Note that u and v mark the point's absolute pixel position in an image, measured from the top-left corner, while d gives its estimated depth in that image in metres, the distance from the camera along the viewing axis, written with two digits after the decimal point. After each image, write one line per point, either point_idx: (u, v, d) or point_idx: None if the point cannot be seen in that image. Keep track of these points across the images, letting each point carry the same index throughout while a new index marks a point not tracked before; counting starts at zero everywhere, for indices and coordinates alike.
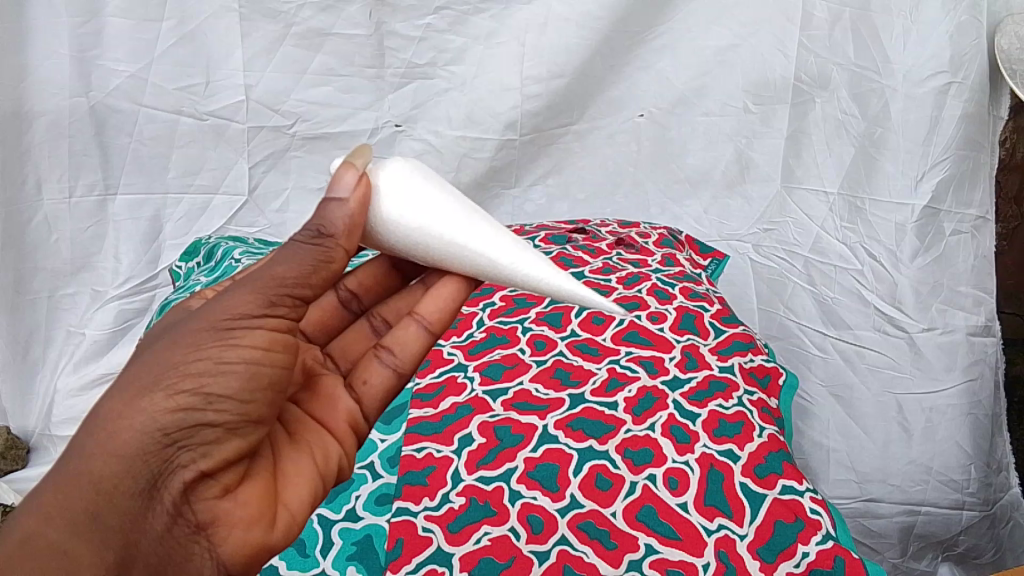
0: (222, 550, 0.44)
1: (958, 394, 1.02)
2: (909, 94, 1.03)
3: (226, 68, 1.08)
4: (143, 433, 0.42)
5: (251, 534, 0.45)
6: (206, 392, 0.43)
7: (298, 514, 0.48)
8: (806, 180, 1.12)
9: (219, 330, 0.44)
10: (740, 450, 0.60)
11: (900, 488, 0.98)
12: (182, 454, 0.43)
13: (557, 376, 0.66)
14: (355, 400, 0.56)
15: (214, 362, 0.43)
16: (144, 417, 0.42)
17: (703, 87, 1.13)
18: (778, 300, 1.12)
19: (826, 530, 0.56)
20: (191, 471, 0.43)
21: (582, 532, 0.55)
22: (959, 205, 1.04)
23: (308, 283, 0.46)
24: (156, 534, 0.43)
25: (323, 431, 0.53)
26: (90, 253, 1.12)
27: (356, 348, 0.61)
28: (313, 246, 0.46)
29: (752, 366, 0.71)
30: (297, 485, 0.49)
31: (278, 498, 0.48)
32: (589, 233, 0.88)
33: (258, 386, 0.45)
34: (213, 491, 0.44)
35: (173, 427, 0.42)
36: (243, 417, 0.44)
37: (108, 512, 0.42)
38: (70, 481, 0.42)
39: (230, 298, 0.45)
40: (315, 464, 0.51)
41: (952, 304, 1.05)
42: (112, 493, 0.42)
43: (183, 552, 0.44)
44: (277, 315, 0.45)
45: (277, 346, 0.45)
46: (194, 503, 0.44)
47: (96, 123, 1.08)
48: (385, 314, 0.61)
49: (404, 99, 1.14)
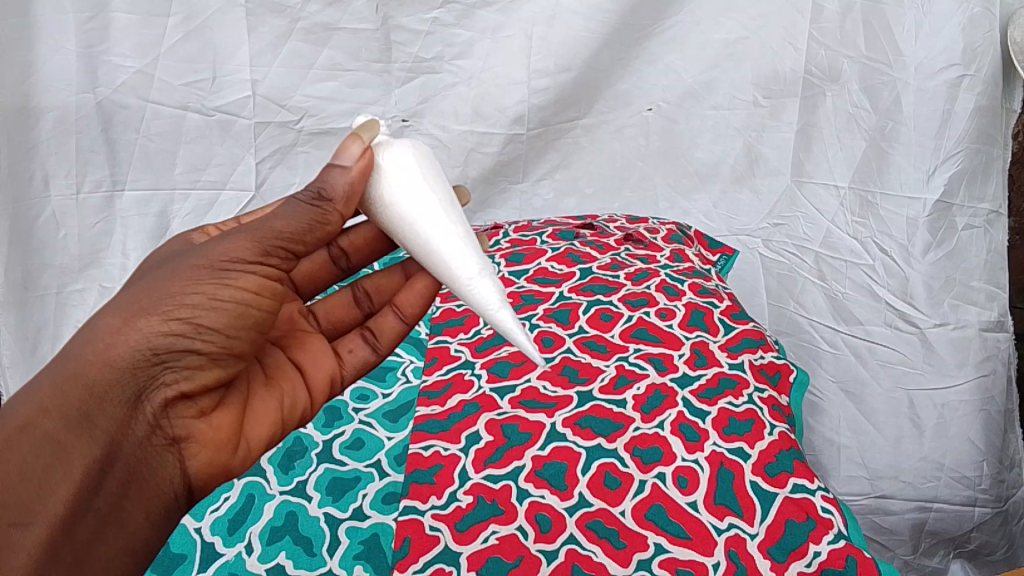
0: (191, 464, 0.46)
1: (970, 390, 1.01)
2: (921, 87, 1.01)
3: (233, 63, 1.08)
4: (136, 350, 0.41)
5: (218, 456, 0.48)
6: (198, 323, 0.42)
7: (256, 450, 0.50)
8: (817, 175, 1.11)
9: (216, 269, 0.43)
10: (751, 448, 0.60)
11: (912, 485, 1.00)
12: (167, 373, 0.43)
13: (566, 373, 0.65)
14: (338, 363, 0.57)
15: (208, 298, 0.42)
16: (139, 335, 0.41)
17: (712, 81, 1.12)
18: (788, 295, 1.13)
19: (838, 529, 0.56)
20: (173, 390, 0.44)
21: (590, 531, 0.55)
22: (972, 198, 1.02)
23: (303, 240, 0.44)
24: (138, 440, 0.44)
25: (300, 377, 0.55)
26: (97, 249, 1.11)
27: (338, 312, 0.59)
28: (311, 207, 0.44)
29: (763, 363, 0.70)
30: (260, 426, 0.51)
31: (243, 431, 0.50)
32: (597, 228, 0.87)
33: (243, 325, 0.44)
34: (190, 411, 0.46)
35: (164, 348, 0.42)
36: (227, 350, 0.45)
37: (99, 414, 0.42)
38: (67, 378, 0.41)
39: (230, 239, 0.44)
40: (281, 408, 0.53)
41: (964, 299, 1.04)
42: (103, 398, 0.42)
43: (157, 459, 0.45)
44: (270, 265, 0.44)
45: (266, 292, 0.44)
46: (173, 419, 0.45)
47: (103, 119, 1.07)
48: (369, 286, 0.60)
49: (410, 94, 1.13)
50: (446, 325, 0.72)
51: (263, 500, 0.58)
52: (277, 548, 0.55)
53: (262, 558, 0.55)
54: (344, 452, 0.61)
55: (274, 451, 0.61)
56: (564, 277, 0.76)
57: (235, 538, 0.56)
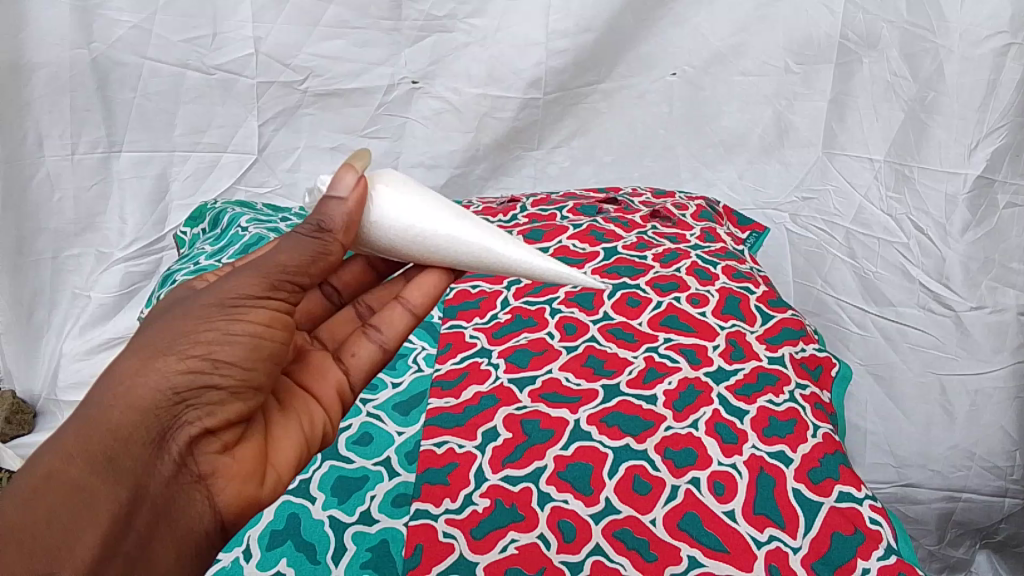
0: (220, 500, 0.42)
1: (1005, 376, 0.96)
2: (965, 55, 0.94)
3: (234, 19, 1.02)
4: (155, 390, 0.38)
5: (246, 488, 0.42)
6: (215, 357, 0.40)
7: (285, 474, 0.45)
8: (850, 146, 1.05)
9: (226, 306, 0.41)
10: (793, 452, 0.55)
11: (940, 474, 0.96)
12: (189, 412, 0.40)
13: (590, 364, 0.60)
14: (343, 372, 0.51)
15: (223, 333, 0.40)
16: (158, 375, 0.39)
17: (742, 44, 1.05)
18: (816, 272, 1.07)
19: (888, 543, 0.51)
20: (197, 428, 0.40)
21: (618, 541, 0.50)
22: (1016, 174, 0.96)
23: (307, 273, 0.43)
24: (163, 482, 0.39)
25: (311, 400, 0.49)
26: (94, 212, 1.07)
27: (343, 329, 0.54)
28: (312, 239, 0.43)
29: (804, 356, 0.65)
30: (286, 452, 0.46)
31: (268, 459, 0.45)
32: (622, 204, 0.82)
33: (261, 357, 0.42)
34: (213, 447, 0.41)
35: (184, 386, 0.39)
36: (247, 382, 0.41)
37: (123, 455, 0.38)
38: (89, 424, 0.38)
39: (236, 277, 0.42)
40: (301, 429, 0.47)
41: (1003, 281, 0.98)
42: (126, 441, 0.38)
43: (183, 496, 0.40)
44: (280, 299, 0.42)
45: (278, 323, 0.42)
46: (197, 456, 0.41)
47: (98, 76, 1.02)
48: (372, 300, 0.55)
49: (421, 54, 1.06)
50: (460, 308, 0.67)
51: None
52: (277, 554, 0.50)
53: (261, 565, 0.50)
54: (351, 448, 0.56)
55: None
56: (587, 257, 0.71)
57: (232, 541, 0.51)
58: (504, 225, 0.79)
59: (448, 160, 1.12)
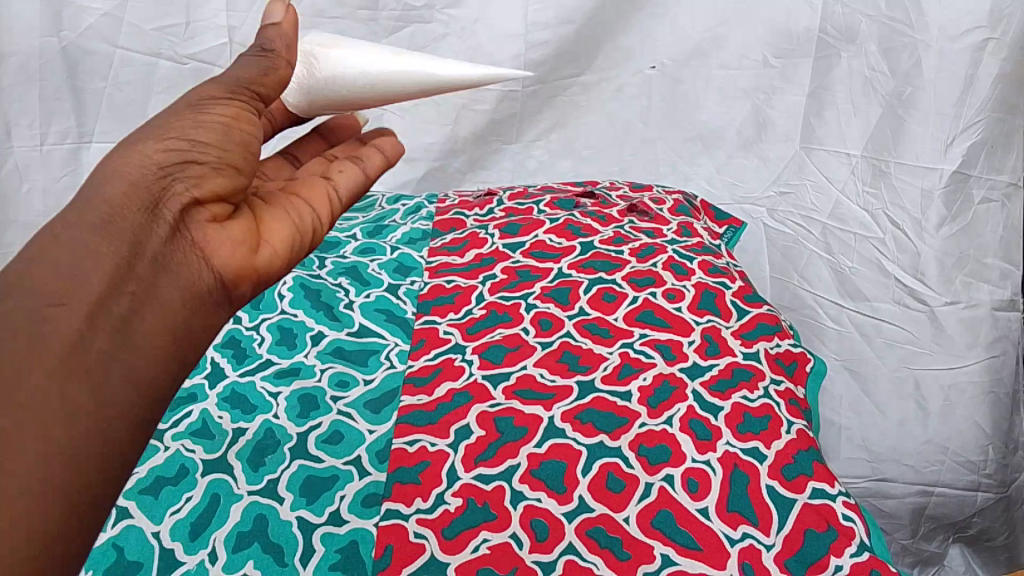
0: (217, 259, 0.42)
1: (980, 370, 0.97)
2: (943, 51, 0.95)
3: (209, 7, 1.02)
4: (138, 167, 0.41)
5: (242, 249, 0.43)
6: (192, 137, 0.43)
7: (283, 250, 0.45)
8: (827, 141, 1.04)
9: (193, 105, 0.44)
10: (767, 449, 0.55)
11: (914, 469, 0.97)
12: (173, 182, 0.42)
13: (565, 360, 0.60)
14: (329, 183, 0.51)
15: (194, 119, 0.43)
16: (138, 158, 0.41)
17: (720, 38, 1.05)
18: (792, 267, 1.07)
19: (861, 540, 0.51)
20: (184, 197, 0.42)
21: (591, 539, 0.50)
22: (991, 169, 0.97)
23: (264, 85, 0.46)
24: (157, 242, 0.40)
25: (295, 197, 0.49)
26: (63, 204, 1.03)
27: (315, 167, 0.54)
28: (258, 58, 0.46)
29: (779, 352, 0.65)
30: (283, 230, 0.46)
31: (261, 234, 0.45)
32: (599, 198, 0.81)
33: (234, 138, 0.44)
34: (201, 214, 0.43)
35: (165, 161, 0.42)
36: (225, 159, 0.43)
37: (115, 222, 0.39)
38: (79, 208, 0.39)
39: (202, 88, 0.45)
40: (293, 219, 0.47)
41: (977, 275, 0.99)
42: (115, 212, 0.40)
43: (179, 253, 0.41)
44: (243, 99, 0.45)
45: (245, 117, 0.45)
46: (188, 224, 0.42)
47: (67, 65, 1.00)
48: (338, 151, 0.56)
49: (399, 44, 1.05)
50: (434, 303, 0.66)
51: (230, 502, 0.51)
52: (244, 556, 0.49)
53: (227, 568, 0.48)
54: (320, 447, 0.55)
55: (243, 446, 0.55)
56: (563, 251, 0.71)
57: (197, 545, 0.49)
58: (480, 218, 0.78)
59: (426, 153, 1.10)
